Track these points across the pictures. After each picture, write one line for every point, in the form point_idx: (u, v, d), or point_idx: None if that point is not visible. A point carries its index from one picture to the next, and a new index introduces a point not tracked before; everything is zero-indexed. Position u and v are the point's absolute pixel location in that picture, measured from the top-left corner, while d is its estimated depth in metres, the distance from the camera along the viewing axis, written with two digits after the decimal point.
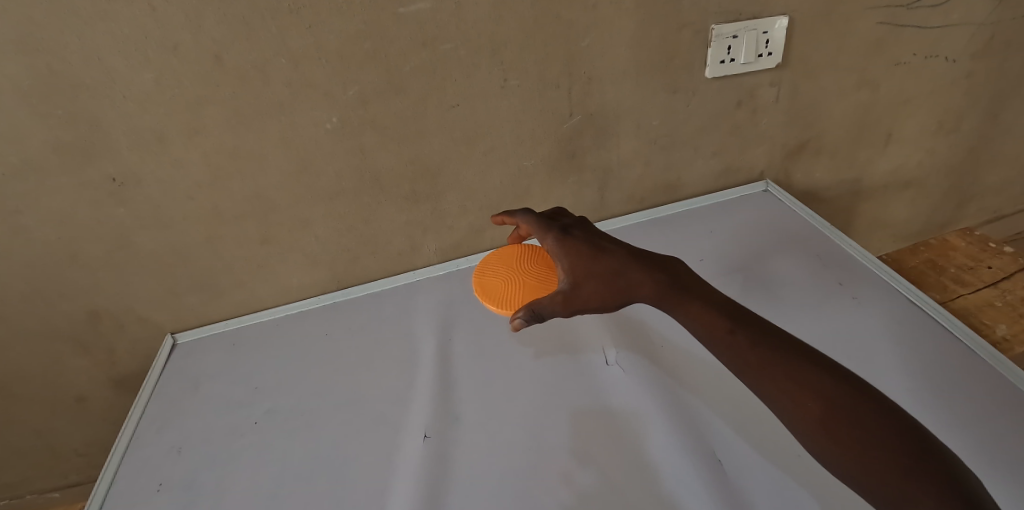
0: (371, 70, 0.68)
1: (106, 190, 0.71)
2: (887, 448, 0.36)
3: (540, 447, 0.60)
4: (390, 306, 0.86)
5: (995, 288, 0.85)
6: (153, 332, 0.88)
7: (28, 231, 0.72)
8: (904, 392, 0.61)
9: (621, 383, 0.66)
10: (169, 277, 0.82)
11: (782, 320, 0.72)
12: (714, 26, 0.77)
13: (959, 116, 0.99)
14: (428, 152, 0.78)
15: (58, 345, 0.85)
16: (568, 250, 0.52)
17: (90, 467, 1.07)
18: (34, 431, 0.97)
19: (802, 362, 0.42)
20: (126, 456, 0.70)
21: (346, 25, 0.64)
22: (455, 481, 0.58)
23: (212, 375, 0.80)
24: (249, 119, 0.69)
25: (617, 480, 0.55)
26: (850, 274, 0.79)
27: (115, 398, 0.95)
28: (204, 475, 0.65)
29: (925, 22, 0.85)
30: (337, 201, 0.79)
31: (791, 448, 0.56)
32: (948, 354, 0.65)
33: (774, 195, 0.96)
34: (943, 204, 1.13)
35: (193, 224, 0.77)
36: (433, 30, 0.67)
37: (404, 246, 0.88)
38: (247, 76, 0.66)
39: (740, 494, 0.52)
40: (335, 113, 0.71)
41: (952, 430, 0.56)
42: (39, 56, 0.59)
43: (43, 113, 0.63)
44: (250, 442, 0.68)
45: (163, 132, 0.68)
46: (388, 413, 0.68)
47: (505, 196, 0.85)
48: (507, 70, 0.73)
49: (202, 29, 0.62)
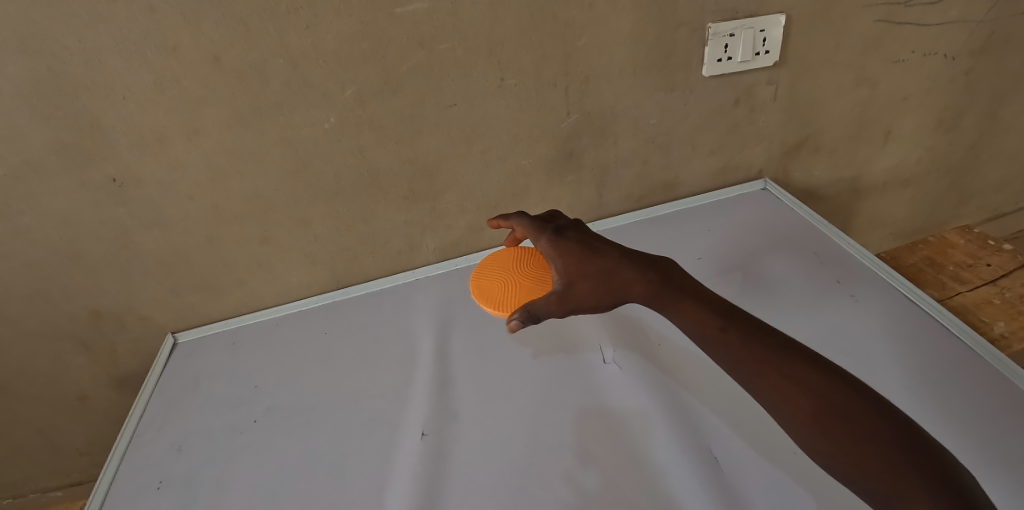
0: (369, 70, 0.69)
1: (107, 190, 0.71)
2: (879, 443, 0.36)
3: (537, 445, 0.60)
4: (389, 305, 0.87)
5: (994, 285, 0.85)
6: (155, 331, 0.88)
7: (29, 231, 0.73)
8: (901, 389, 0.61)
9: (618, 382, 0.66)
10: (169, 277, 0.82)
11: (779, 319, 0.72)
12: (711, 24, 0.77)
13: (958, 113, 0.99)
14: (426, 151, 0.78)
15: (60, 344, 0.85)
16: (562, 250, 0.52)
17: (92, 466, 1.08)
18: (37, 430, 0.98)
19: (796, 359, 0.42)
20: (127, 454, 0.70)
21: (343, 25, 0.65)
22: (453, 479, 0.58)
23: (212, 374, 0.80)
24: (248, 120, 0.70)
25: (613, 478, 0.55)
26: (847, 272, 0.79)
27: (117, 397, 0.96)
28: (203, 473, 0.65)
29: (924, 19, 0.85)
30: (337, 200, 0.80)
31: (787, 445, 0.56)
32: (946, 351, 0.65)
33: (772, 193, 0.96)
34: (943, 201, 1.13)
35: (193, 224, 0.78)
36: (430, 30, 0.67)
37: (403, 245, 0.88)
38: (246, 76, 0.66)
39: (736, 491, 0.53)
40: (333, 113, 0.71)
41: (949, 427, 0.56)
42: (39, 58, 0.60)
43: (44, 114, 0.64)
44: (249, 440, 0.69)
45: (163, 133, 0.69)
46: (386, 411, 0.68)
47: (504, 195, 0.86)
48: (504, 70, 0.73)
49: (201, 30, 0.62)
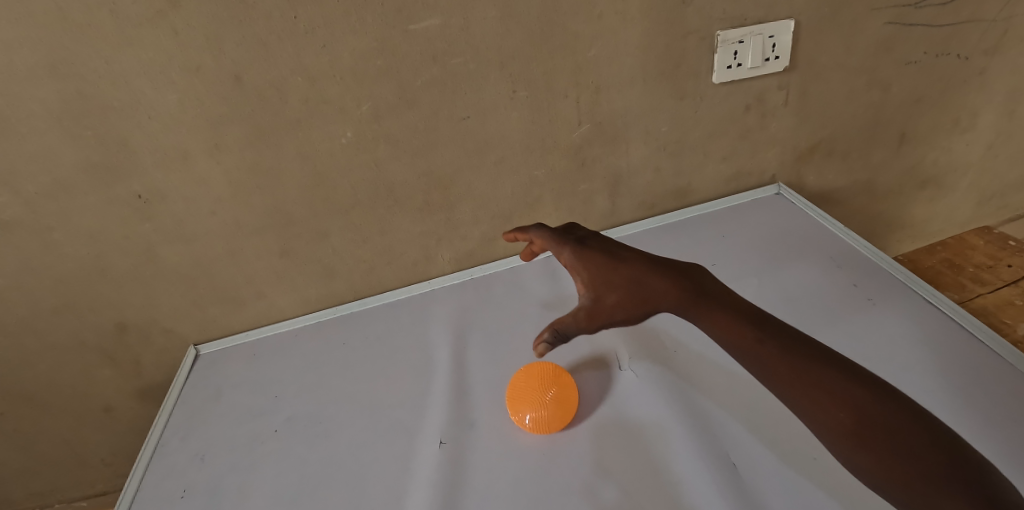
0: (384, 85, 0.70)
1: (133, 206, 0.74)
2: (924, 456, 0.37)
3: (553, 453, 0.60)
4: (407, 315, 0.88)
5: (1015, 286, 0.83)
6: (177, 344, 0.90)
7: (58, 246, 0.75)
8: (922, 394, 0.60)
9: (633, 388, 0.66)
10: (192, 290, 0.84)
11: (796, 322, 0.72)
12: (719, 32, 0.77)
13: (975, 114, 0.98)
14: (441, 163, 0.79)
15: (86, 356, 0.88)
16: (588, 262, 0.52)
17: (117, 476, 1.10)
18: (65, 441, 1.00)
19: (833, 371, 0.42)
20: (151, 464, 0.72)
21: (358, 42, 0.66)
22: (470, 487, 0.58)
23: (234, 383, 0.82)
24: (268, 135, 0.72)
25: (630, 486, 0.55)
26: (864, 275, 0.78)
27: (141, 407, 0.98)
28: (225, 482, 0.67)
29: (935, 21, 0.85)
30: (354, 213, 0.81)
31: (806, 451, 0.56)
32: (965, 353, 0.64)
33: (786, 198, 0.96)
34: (964, 201, 1.12)
35: (215, 238, 0.80)
36: (442, 45, 0.69)
37: (420, 255, 0.89)
38: (265, 94, 0.68)
39: (755, 497, 0.52)
40: (350, 128, 0.73)
41: (973, 436, 0.54)
42: (70, 80, 0.63)
43: (75, 134, 0.66)
44: (270, 449, 0.70)
45: (187, 150, 0.71)
46: (405, 420, 0.69)
47: (517, 205, 0.87)
48: (516, 82, 0.74)
49: (223, 52, 0.64)
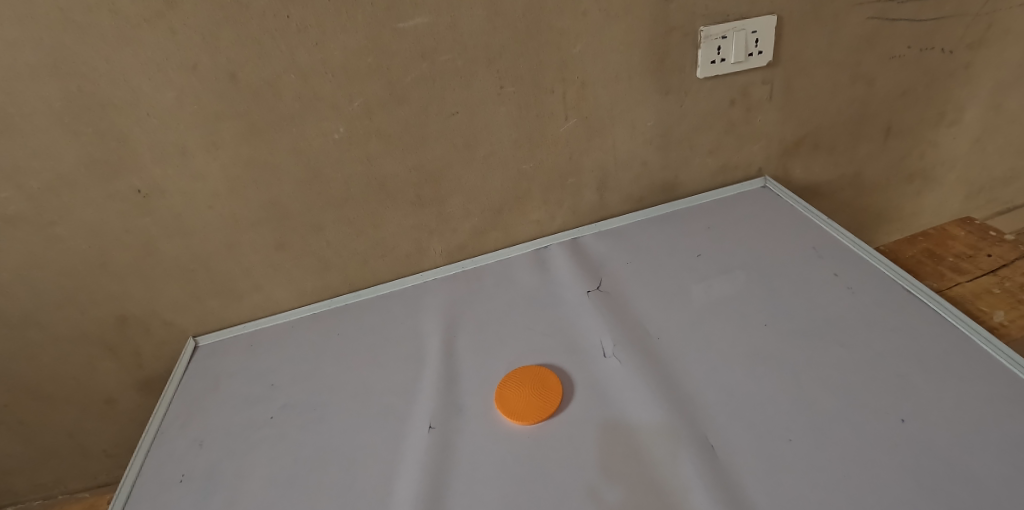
0: (375, 82, 0.73)
1: (132, 201, 0.76)
2: None
3: (538, 437, 0.62)
4: (399, 306, 0.90)
5: (994, 275, 0.85)
6: (176, 335, 0.92)
7: (60, 240, 0.77)
8: (895, 378, 0.62)
9: (616, 374, 0.68)
10: (191, 283, 0.87)
11: (777, 311, 0.74)
12: (703, 27, 0.79)
13: (959, 107, 0.99)
14: (431, 158, 0.81)
15: (87, 348, 0.90)
16: None
17: (118, 467, 1.12)
18: (67, 432, 1.02)
19: None
20: (151, 450, 0.74)
21: (349, 40, 0.69)
22: (458, 468, 0.61)
23: (231, 373, 0.84)
24: (262, 131, 0.74)
25: (611, 467, 0.57)
26: (844, 264, 0.80)
27: (141, 398, 1.00)
28: (222, 466, 0.69)
29: (917, 16, 0.86)
30: (347, 207, 0.84)
31: (781, 433, 0.57)
32: (939, 339, 0.66)
33: (772, 190, 0.97)
34: (952, 194, 1.13)
35: (212, 231, 0.82)
36: (431, 43, 0.71)
37: (412, 248, 0.91)
38: (260, 91, 0.70)
39: (730, 475, 0.54)
40: (342, 124, 0.75)
41: (944, 418, 0.56)
42: (71, 78, 0.65)
43: (75, 131, 0.69)
44: (266, 434, 0.72)
45: (184, 146, 0.73)
46: (395, 406, 0.71)
47: (507, 198, 0.89)
48: (503, 78, 0.76)
49: (218, 50, 0.66)
